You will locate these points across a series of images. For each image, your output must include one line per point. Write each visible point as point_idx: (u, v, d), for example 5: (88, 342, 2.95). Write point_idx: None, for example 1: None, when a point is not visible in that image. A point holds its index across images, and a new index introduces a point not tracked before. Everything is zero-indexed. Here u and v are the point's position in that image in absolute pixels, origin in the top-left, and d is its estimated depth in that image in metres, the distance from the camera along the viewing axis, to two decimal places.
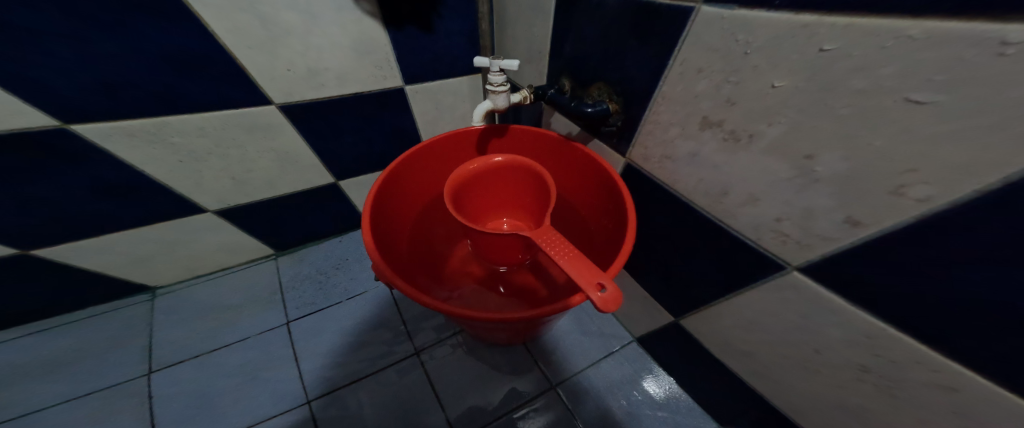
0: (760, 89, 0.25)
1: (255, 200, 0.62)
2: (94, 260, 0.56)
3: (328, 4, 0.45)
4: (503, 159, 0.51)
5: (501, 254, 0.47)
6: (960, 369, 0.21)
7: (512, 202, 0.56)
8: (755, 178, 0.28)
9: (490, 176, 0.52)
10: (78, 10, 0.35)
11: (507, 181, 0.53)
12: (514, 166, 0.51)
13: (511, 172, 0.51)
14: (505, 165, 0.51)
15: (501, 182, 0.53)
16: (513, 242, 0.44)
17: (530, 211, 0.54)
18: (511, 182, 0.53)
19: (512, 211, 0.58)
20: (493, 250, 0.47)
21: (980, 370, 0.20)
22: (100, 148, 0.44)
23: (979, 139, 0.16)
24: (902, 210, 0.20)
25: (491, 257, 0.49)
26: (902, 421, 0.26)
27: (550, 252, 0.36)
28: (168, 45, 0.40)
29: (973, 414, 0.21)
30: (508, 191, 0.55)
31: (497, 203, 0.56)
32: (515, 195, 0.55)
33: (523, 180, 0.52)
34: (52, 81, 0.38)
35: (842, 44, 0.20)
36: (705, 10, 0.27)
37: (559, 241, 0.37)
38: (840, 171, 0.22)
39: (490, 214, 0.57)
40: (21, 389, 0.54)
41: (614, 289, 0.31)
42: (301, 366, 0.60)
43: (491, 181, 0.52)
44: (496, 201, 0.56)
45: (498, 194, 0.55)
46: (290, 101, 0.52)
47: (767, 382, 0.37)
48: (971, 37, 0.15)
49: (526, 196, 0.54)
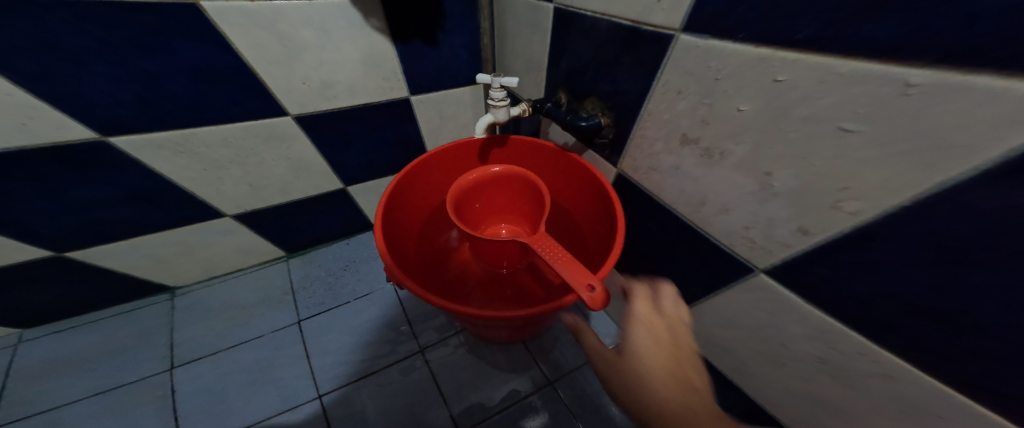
0: (728, 111, 0.29)
1: (270, 205, 0.65)
2: (119, 262, 0.60)
3: (341, 22, 0.49)
4: (503, 169, 0.54)
5: (501, 258, 0.51)
6: (893, 358, 0.24)
7: (511, 209, 0.59)
8: (727, 191, 0.31)
9: (490, 184, 0.55)
10: (122, 34, 0.38)
11: (507, 189, 0.56)
12: (513, 175, 0.54)
13: (510, 181, 0.55)
14: (505, 174, 0.54)
15: (501, 190, 0.57)
16: (512, 247, 0.48)
17: (528, 218, 0.58)
18: (509, 190, 0.56)
19: (511, 218, 0.61)
20: (494, 254, 0.50)
21: (908, 359, 0.23)
22: (132, 158, 0.48)
23: (893, 163, 0.20)
24: (841, 221, 0.23)
25: (492, 261, 0.52)
26: (851, 407, 0.29)
27: (546, 256, 0.39)
28: (197, 62, 0.44)
29: (906, 398, 0.25)
30: (507, 198, 0.58)
31: (496, 210, 0.60)
32: (513, 202, 0.58)
33: (521, 188, 0.55)
34: (93, 96, 0.41)
35: (791, 76, 0.23)
36: (682, 39, 0.30)
37: (554, 246, 0.40)
38: (793, 186, 0.25)
39: (489, 220, 0.60)
40: (53, 383, 0.57)
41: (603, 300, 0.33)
42: (312, 363, 0.63)
43: (491, 189, 0.56)
44: (496, 207, 0.59)
45: (497, 201, 0.58)
46: (304, 113, 0.55)
47: (744, 376, 0.40)
48: (885, 78, 0.19)
49: (524, 203, 0.57)
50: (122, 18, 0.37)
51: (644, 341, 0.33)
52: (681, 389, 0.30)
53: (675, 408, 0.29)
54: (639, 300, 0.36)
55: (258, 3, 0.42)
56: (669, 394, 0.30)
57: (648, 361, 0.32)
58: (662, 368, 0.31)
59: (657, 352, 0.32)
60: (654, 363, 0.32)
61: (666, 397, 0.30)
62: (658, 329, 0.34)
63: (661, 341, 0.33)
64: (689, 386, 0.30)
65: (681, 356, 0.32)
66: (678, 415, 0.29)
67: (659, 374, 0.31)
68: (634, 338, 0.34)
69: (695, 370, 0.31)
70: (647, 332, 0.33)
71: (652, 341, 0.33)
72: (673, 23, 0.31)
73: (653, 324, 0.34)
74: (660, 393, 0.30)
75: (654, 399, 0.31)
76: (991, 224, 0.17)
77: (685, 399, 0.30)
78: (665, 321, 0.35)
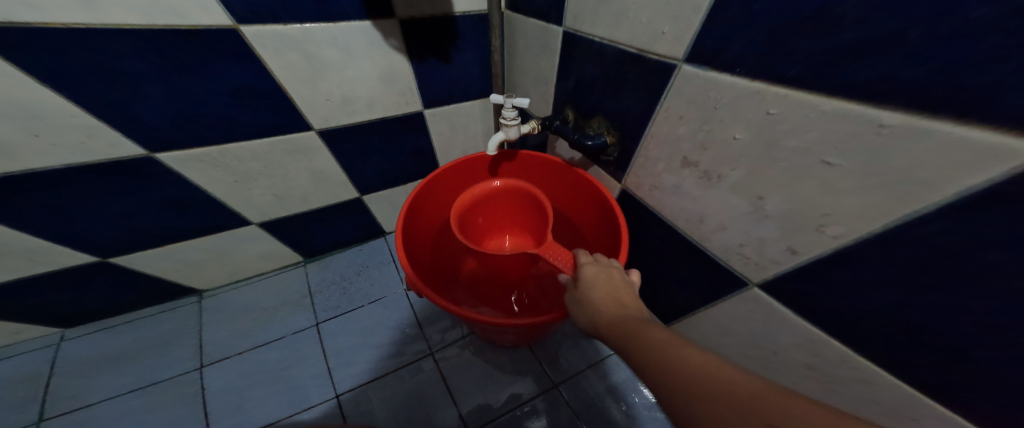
0: (726, 138, 0.31)
1: (291, 213, 0.69)
2: (154, 266, 0.64)
3: (362, 42, 0.52)
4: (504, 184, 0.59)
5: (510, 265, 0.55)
6: (872, 367, 0.27)
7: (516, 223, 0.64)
8: (723, 210, 0.34)
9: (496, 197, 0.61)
10: (172, 59, 0.42)
11: (507, 202, 0.62)
12: (509, 188, 0.60)
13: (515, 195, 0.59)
14: (503, 188, 0.60)
15: (501, 203, 0.62)
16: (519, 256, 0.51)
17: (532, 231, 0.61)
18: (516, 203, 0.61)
19: (515, 229, 0.65)
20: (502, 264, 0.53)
21: (884, 366, 0.26)
22: (173, 171, 0.52)
23: (868, 195, 0.22)
24: (825, 243, 0.26)
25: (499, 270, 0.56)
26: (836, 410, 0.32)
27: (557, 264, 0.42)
28: (235, 81, 0.47)
29: (882, 401, 0.27)
30: (509, 210, 0.63)
31: (501, 222, 0.64)
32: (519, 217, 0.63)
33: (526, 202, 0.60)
34: (142, 115, 0.45)
35: (782, 110, 0.26)
36: (685, 68, 0.33)
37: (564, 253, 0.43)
38: (783, 210, 0.28)
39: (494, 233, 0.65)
40: (92, 379, 0.61)
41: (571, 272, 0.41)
42: (330, 363, 0.67)
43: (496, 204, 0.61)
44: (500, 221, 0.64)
45: (500, 214, 0.63)
46: (326, 127, 0.59)
47: None
48: (861, 117, 0.21)
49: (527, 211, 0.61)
50: (174, 44, 0.41)
51: (588, 275, 0.36)
52: (620, 310, 0.31)
53: (615, 323, 0.30)
54: (583, 254, 0.40)
55: (290, 27, 0.46)
56: (609, 312, 0.31)
57: (590, 291, 0.34)
58: (598, 292, 0.34)
59: (598, 286, 0.34)
60: (595, 291, 0.34)
61: (603, 312, 0.31)
62: (600, 270, 0.36)
63: (602, 276, 0.35)
64: (624, 305, 0.31)
65: (619, 285, 0.34)
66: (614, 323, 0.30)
67: (598, 300, 0.33)
68: (581, 279, 0.36)
69: (632, 296, 0.33)
70: (590, 271, 0.36)
71: (593, 278, 0.35)
72: (676, 53, 0.33)
73: (596, 267, 0.37)
74: (600, 315, 0.31)
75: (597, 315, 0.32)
76: (950, 251, 0.20)
77: (627, 319, 0.29)
78: (607, 266, 0.37)
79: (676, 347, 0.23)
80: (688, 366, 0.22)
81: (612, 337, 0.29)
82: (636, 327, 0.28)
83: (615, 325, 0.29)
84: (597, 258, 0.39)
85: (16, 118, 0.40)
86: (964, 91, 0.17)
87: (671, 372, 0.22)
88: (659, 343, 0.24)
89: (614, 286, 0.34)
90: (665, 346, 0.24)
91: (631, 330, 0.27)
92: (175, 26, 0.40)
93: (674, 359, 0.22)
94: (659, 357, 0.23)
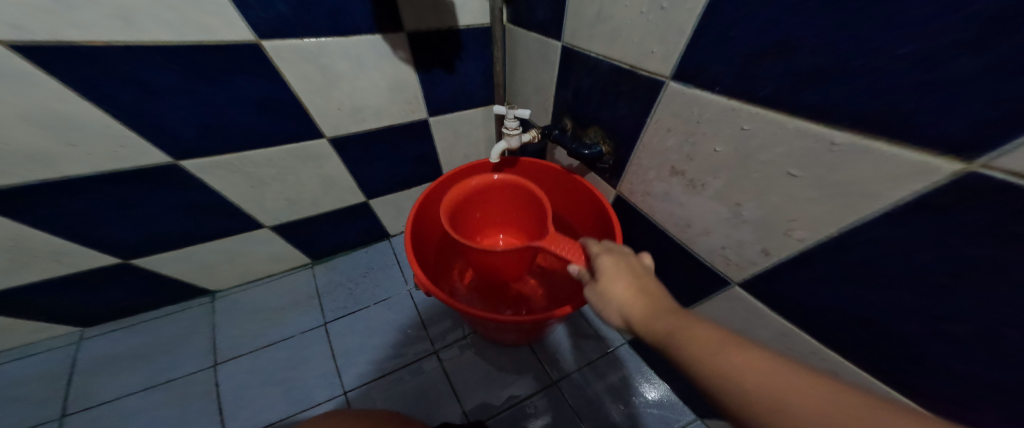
0: (707, 150, 0.35)
1: (302, 217, 0.72)
2: (171, 268, 0.66)
3: (373, 55, 0.55)
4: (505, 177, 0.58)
5: (510, 263, 0.55)
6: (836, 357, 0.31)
7: (511, 220, 0.65)
8: (707, 216, 0.37)
9: (493, 190, 0.60)
10: (199, 73, 0.46)
11: (504, 198, 0.61)
12: (507, 183, 0.59)
13: (512, 189, 0.59)
14: (501, 182, 0.59)
15: (496, 200, 0.62)
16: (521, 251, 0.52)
17: (527, 226, 0.63)
18: (512, 197, 0.61)
19: (507, 226, 0.67)
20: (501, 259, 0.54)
21: (844, 354, 0.30)
22: (195, 177, 0.55)
23: (824, 203, 0.26)
24: (793, 245, 0.30)
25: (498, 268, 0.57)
26: None
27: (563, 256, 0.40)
28: (255, 93, 0.51)
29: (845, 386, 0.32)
30: (503, 207, 0.63)
31: (495, 219, 0.65)
32: (515, 213, 0.64)
33: (522, 197, 0.60)
34: (169, 125, 0.48)
35: (753, 126, 0.29)
36: (672, 84, 0.36)
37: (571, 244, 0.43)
38: (757, 215, 0.32)
39: (488, 229, 0.67)
40: (111, 376, 0.64)
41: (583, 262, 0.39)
42: (338, 362, 0.69)
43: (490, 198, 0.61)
44: (494, 218, 0.65)
45: (492, 211, 0.64)
46: (337, 134, 0.62)
47: None
48: (818, 136, 0.25)
49: (523, 208, 0.62)
50: (201, 59, 0.44)
51: (606, 267, 0.34)
52: (651, 301, 0.30)
53: (651, 319, 0.29)
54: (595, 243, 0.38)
55: (306, 41, 0.49)
56: (642, 306, 0.30)
57: (615, 283, 0.32)
58: (622, 286, 0.32)
59: (622, 278, 0.33)
60: (618, 283, 0.32)
61: (635, 308, 0.30)
62: (617, 259, 0.34)
63: (622, 267, 0.34)
64: (654, 297, 0.31)
65: (640, 274, 0.33)
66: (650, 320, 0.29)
67: (626, 294, 0.31)
68: (599, 270, 0.34)
69: (654, 284, 0.32)
70: (608, 261, 0.34)
71: (614, 269, 0.33)
72: (664, 71, 0.37)
73: (612, 255, 0.35)
74: (632, 311, 0.30)
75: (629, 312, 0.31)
76: (890, 252, 0.24)
77: (667, 316, 0.28)
78: (620, 253, 0.35)
79: (734, 352, 0.23)
80: (752, 374, 0.22)
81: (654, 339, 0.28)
82: (679, 324, 0.27)
83: (653, 322, 0.29)
84: (608, 246, 0.37)
85: (56, 129, 0.43)
86: (896, 117, 0.20)
87: (739, 384, 0.22)
88: (715, 347, 0.24)
89: (636, 276, 0.33)
90: (720, 349, 0.24)
91: (677, 329, 0.27)
92: (203, 43, 0.43)
93: (738, 367, 0.22)
94: (721, 365, 0.23)
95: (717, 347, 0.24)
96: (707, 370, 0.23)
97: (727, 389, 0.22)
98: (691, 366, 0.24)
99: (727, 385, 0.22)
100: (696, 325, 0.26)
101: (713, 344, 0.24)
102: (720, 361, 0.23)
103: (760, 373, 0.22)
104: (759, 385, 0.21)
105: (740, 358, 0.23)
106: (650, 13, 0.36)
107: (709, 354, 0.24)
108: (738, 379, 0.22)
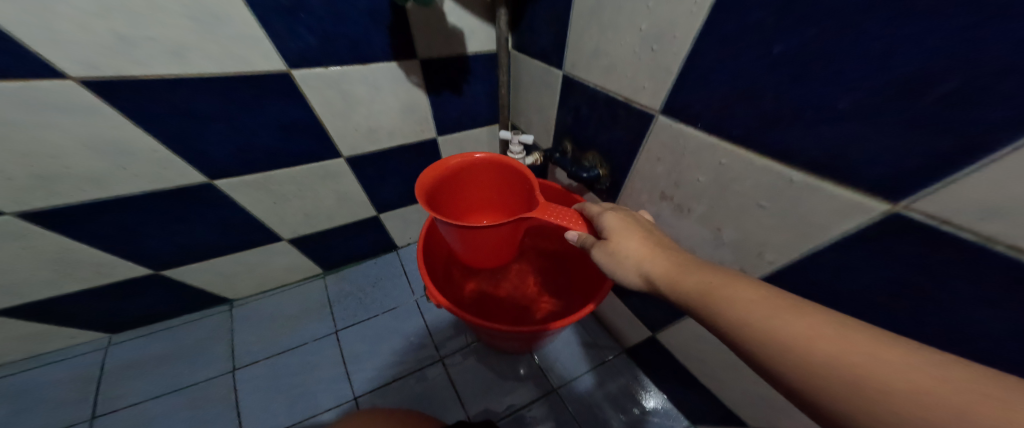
0: (691, 179, 0.40)
1: (318, 230, 0.76)
2: (194, 277, 0.70)
3: (389, 80, 0.60)
4: (483, 155, 0.55)
5: (499, 243, 0.51)
6: None
7: (494, 204, 0.62)
8: (693, 236, 0.43)
9: (472, 171, 0.56)
10: (237, 101, 0.51)
11: (489, 177, 0.57)
12: (492, 162, 0.55)
13: (491, 169, 0.56)
14: (486, 161, 0.55)
15: (482, 182, 0.58)
16: (510, 227, 0.48)
17: (511, 208, 0.61)
18: (494, 177, 0.58)
19: (495, 209, 0.63)
20: (492, 242, 0.50)
21: None
22: (225, 195, 0.60)
23: (786, 231, 0.32)
24: (763, 265, 0.36)
25: (491, 252, 0.54)
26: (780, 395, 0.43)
27: (562, 223, 0.42)
28: (284, 117, 0.56)
29: None
30: (489, 188, 0.59)
31: (480, 202, 0.61)
32: (498, 196, 0.61)
33: (501, 177, 0.57)
34: (206, 149, 0.53)
35: (729, 160, 0.35)
36: (660, 118, 0.41)
37: (564, 213, 0.43)
38: (735, 238, 0.38)
39: (471, 215, 0.63)
40: (137, 380, 0.67)
41: (583, 228, 0.41)
42: (349, 367, 0.73)
43: (470, 179, 0.57)
44: (476, 205, 0.61)
45: (479, 193, 0.60)
46: (354, 153, 0.67)
47: (712, 380, 0.54)
48: (780, 174, 0.31)
49: (503, 191, 0.59)
50: (240, 87, 0.49)
51: (615, 224, 0.38)
52: (664, 253, 0.34)
53: (671, 269, 0.32)
54: (594, 206, 0.42)
55: (331, 69, 0.54)
56: (660, 260, 0.33)
57: (626, 237, 0.36)
58: (636, 242, 0.36)
59: (630, 232, 0.37)
60: (630, 239, 0.36)
61: (657, 265, 0.33)
62: (623, 217, 0.38)
63: (629, 224, 0.37)
64: (667, 250, 0.34)
65: (650, 231, 0.37)
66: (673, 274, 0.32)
67: (640, 247, 0.35)
68: (609, 228, 0.38)
69: (661, 239, 0.36)
70: (613, 218, 0.38)
71: (621, 224, 0.37)
72: (654, 105, 0.42)
73: (618, 215, 0.39)
74: (651, 264, 0.34)
75: (650, 268, 0.34)
76: (835, 273, 0.30)
77: (703, 277, 0.30)
78: (625, 213, 0.40)
79: (796, 320, 0.23)
80: (822, 343, 0.22)
81: (700, 309, 0.29)
82: (703, 275, 0.30)
83: (671, 272, 0.32)
84: (606, 207, 0.42)
85: (110, 154, 0.48)
86: (828, 173, 0.27)
87: (811, 355, 0.22)
88: (773, 313, 0.24)
89: (643, 233, 0.37)
90: (771, 312, 0.25)
91: (722, 294, 0.27)
92: (243, 74, 0.48)
93: (808, 337, 0.22)
94: (789, 337, 0.23)
95: (771, 312, 0.25)
96: (767, 341, 0.24)
97: (800, 362, 0.22)
98: (753, 341, 0.25)
99: (791, 354, 0.23)
100: (744, 291, 0.27)
101: (770, 310, 0.25)
102: (779, 327, 0.24)
103: (835, 342, 0.22)
104: (832, 355, 0.21)
105: (806, 327, 0.23)
106: (642, 53, 0.41)
107: (764, 320, 0.24)
108: (810, 348, 0.22)
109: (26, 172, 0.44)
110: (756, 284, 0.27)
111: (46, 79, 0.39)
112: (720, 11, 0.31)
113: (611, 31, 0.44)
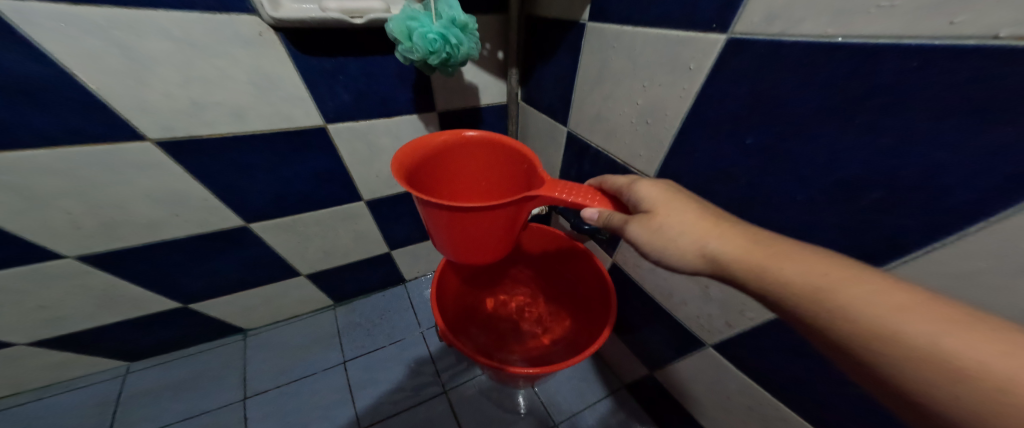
0: None
1: (334, 265, 0.81)
2: (215, 309, 0.74)
3: (411, 131, 0.67)
4: (478, 133, 0.55)
5: (502, 233, 0.46)
6: (775, 404, 0.43)
7: (489, 187, 0.62)
8: (684, 290, 0.49)
9: (467, 148, 0.56)
10: (280, 153, 0.57)
11: (482, 157, 0.58)
12: (488, 139, 0.55)
13: (484, 146, 0.56)
14: (479, 138, 0.55)
15: (471, 161, 0.58)
16: (513, 213, 0.44)
17: (506, 190, 0.60)
18: (491, 156, 0.57)
19: (489, 194, 0.62)
20: (493, 237, 0.47)
21: (785, 398, 0.42)
22: (257, 235, 0.65)
23: None
24: (743, 321, 0.42)
25: (493, 248, 0.50)
26: None
27: (575, 200, 0.37)
28: (318, 166, 0.62)
29: (784, 419, 0.43)
30: (478, 172, 0.60)
31: (472, 185, 0.61)
32: (493, 175, 0.60)
33: (496, 159, 0.57)
34: (248, 196, 0.59)
35: None
36: None
37: (573, 188, 0.38)
38: (720, 295, 0.43)
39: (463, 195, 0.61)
40: (152, 408, 0.69)
41: (603, 203, 0.38)
42: (355, 397, 0.75)
43: (456, 157, 0.56)
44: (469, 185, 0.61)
45: (470, 179, 0.60)
46: (373, 196, 0.73)
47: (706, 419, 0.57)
48: None
49: (500, 171, 0.58)
50: (284, 141, 0.56)
51: (675, 202, 0.34)
52: (744, 238, 0.30)
53: (750, 257, 0.29)
54: (626, 179, 0.38)
55: (362, 123, 0.60)
56: (734, 244, 0.30)
57: (682, 217, 0.33)
58: (705, 225, 0.32)
59: (695, 214, 0.33)
60: (698, 222, 0.32)
61: (736, 251, 0.29)
62: (686, 197, 0.34)
63: (694, 204, 0.33)
64: (749, 233, 0.30)
65: (720, 213, 0.33)
66: (763, 265, 0.28)
67: (697, 223, 0.32)
68: (650, 200, 0.34)
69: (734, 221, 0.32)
70: (656, 192, 0.34)
71: (682, 203, 0.34)
72: (649, 171, 0.48)
73: (677, 193, 0.34)
74: (723, 247, 0.30)
75: (728, 254, 0.30)
76: None
77: (811, 269, 0.25)
78: (679, 190, 0.35)
79: (983, 343, 0.19)
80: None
81: (809, 310, 0.25)
82: (793, 261, 0.26)
83: (750, 260, 0.28)
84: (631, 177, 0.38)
85: (167, 202, 0.53)
86: None
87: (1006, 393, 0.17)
88: (946, 330, 0.20)
89: (716, 216, 0.32)
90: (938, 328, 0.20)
91: (848, 294, 0.23)
92: (288, 129, 0.55)
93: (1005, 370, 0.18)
94: (975, 366, 0.19)
95: (939, 329, 0.20)
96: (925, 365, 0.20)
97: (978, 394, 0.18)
98: (899, 359, 0.21)
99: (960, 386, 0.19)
100: (893, 295, 0.22)
101: (937, 327, 0.20)
102: (954, 350, 0.19)
103: None
104: None
105: (997, 353, 0.18)
106: (638, 124, 0.47)
107: (929, 339, 0.20)
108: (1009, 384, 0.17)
109: (94, 218, 0.50)
110: (905, 286, 0.22)
111: (129, 141, 0.46)
112: (701, 102, 0.37)
113: (611, 101, 0.51)
